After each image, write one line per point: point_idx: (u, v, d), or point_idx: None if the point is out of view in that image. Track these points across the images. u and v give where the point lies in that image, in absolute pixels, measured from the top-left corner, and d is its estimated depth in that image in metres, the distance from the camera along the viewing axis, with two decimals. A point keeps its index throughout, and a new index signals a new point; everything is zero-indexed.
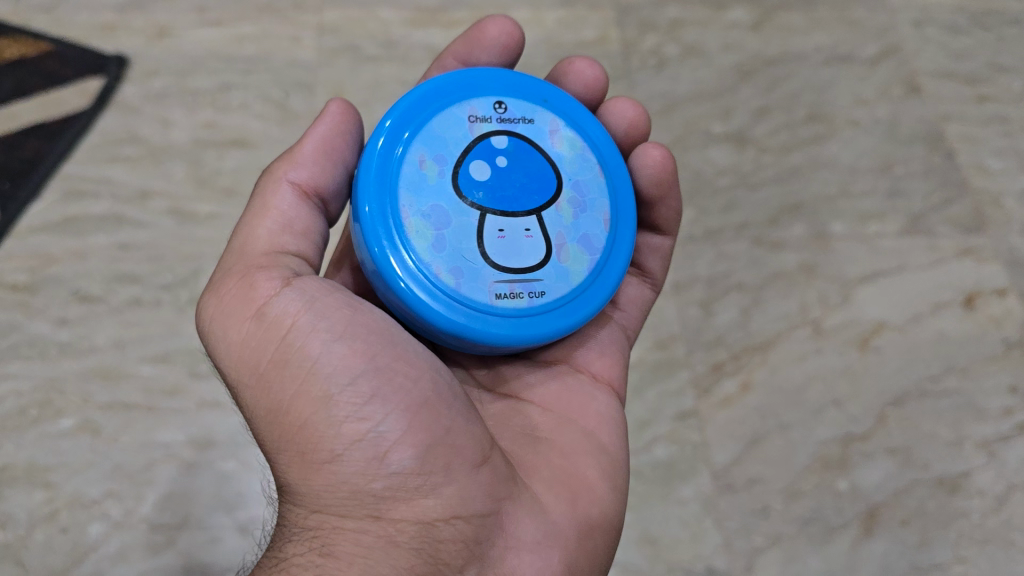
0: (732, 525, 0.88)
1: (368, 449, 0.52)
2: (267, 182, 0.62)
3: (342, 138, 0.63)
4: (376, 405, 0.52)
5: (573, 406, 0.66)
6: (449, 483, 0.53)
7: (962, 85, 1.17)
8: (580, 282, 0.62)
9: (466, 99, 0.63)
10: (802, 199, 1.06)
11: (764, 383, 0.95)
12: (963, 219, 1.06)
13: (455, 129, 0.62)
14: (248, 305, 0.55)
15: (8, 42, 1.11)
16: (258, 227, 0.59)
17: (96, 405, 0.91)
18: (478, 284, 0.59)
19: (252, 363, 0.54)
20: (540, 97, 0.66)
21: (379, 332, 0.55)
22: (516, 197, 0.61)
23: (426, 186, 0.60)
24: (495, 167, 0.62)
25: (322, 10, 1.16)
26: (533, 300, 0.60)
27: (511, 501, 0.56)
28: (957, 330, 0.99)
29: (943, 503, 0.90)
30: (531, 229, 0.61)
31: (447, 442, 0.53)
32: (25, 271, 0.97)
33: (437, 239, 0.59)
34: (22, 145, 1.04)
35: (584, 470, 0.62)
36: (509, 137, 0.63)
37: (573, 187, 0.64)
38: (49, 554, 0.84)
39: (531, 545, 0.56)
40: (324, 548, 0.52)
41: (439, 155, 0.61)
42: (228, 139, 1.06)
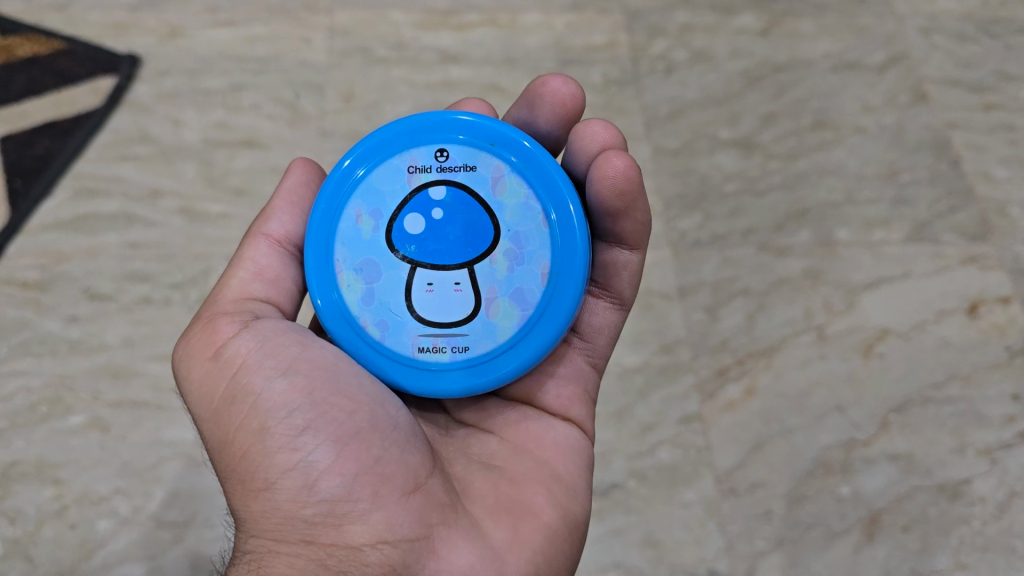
0: (734, 529, 0.89)
1: (299, 477, 0.55)
2: (247, 236, 0.66)
3: (309, 189, 0.67)
4: (309, 436, 0.55)
5: (530, 435, 0.65)
6: (376, 510, 0.55)
7: (968, 93, 1.17)
8: (506, 340, 0.63)
9: (411, 148, 0.64)
10: (808, 205, 1.07)
11: (769, 388, 0.96)
12: (968, 227, 1.07)
13: (392, 181, 0.64)
14: (208, 345, 0.58)
15: (21, 41, 1.12)
16: (231, 279, 0.63)
17: (105, 402, 0.92)
18: (401, 338, 0.63)
19: (205, 399, 0.58)
20: (487, 140, 0.64)
21: (323, 368, 0.58)
22: (446, 250, 0.63)
23: (359, 241, 0.64)
24: (429, 220, 0.63)
25: (333, 11, 1.16)
26: (455, 355, 0.63)
27: (444, 526, 0.56)
28: (961, 338, 1.00)
29: (944, 511, 0.91)
30: (460, 283, 0.63)
31: (377, 471, 0.55)
32: (37, 268, 0.98)
33: (366, 292, 0.63)
34: (34, 143, 1.05)
35: (532, 497, 0.61)
36: (448, 187, 0.64)
37: (511, 239, 0.63)
38: (58, 550, 0.85)
39: (464, 570, 0.56)
40: (259, 570, 0.55)
41: (374, 210, 0.64)
42: (239, 139, 1.07)
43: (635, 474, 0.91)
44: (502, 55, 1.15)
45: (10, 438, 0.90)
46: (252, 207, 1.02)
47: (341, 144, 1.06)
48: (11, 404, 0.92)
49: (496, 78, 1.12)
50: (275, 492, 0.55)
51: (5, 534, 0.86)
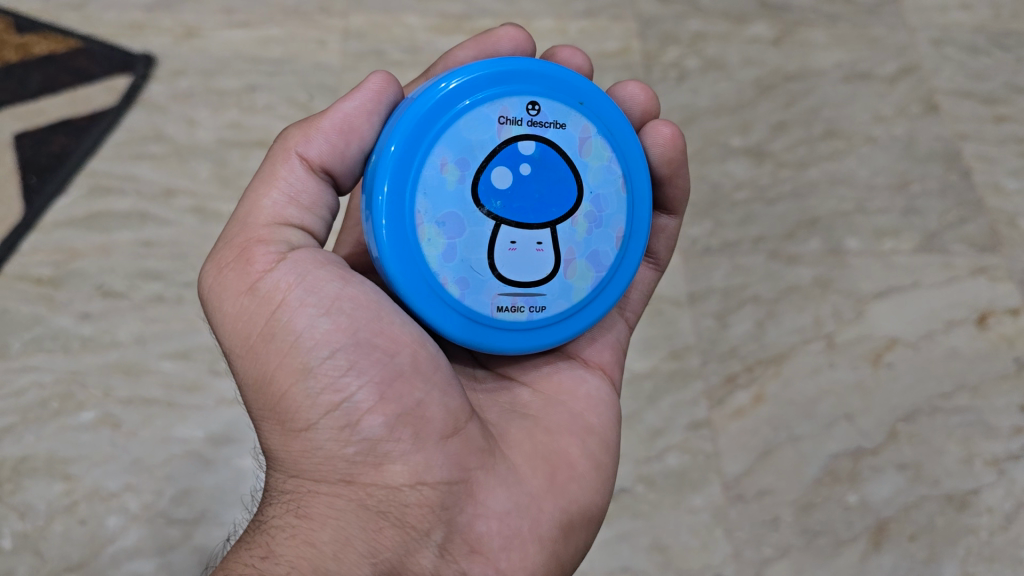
0: (742, 535, 0.89)
1: (341, 418, 0.54)
2: (277, 149, 0.61)
3: (365, 116, 0.61)
4: (352, 376, 0.55)
5: (563, 387, 0.67)
6: (418, 452, 0.55)
7: (979, 105, 1.18)
8: (581, 299, 0.64)
9: (501, 97, 0.60)
10: (819, 214, 1.07)
11: (777, 396, 0.96)
12: (978, 238, 1.07)
13: (482, 131, 0.59)
14: (244, 280, 0.56)
15: (37, 38, 1.12)
16: (264, 201, 0.60)
17: (117, 399, 0.92)
18: (481, 296, 0.61)
19: (240, 331, 0.56)
20: (577, 98, 0.62)
21: (365, 306, 0.56)
22: (536, 208, 0.61)
23: (444, 193, 0.59)
24: (517, 175, 0.60)
25: (348, 14, 1.17)
26: (533, 314, 0.62)
27: (482, 471, 0.58)
28: (970, 348, 1.00)
29: (952, 521, 0.91)
30: (543, 243, 0.61)
31: (418, 414, 0.56)
32: (50, 265, 0.99)
33: (448, 249, 0.59)
34: (50, 140, 1.06)
35: (567, 448, 0.63)
36: (537, 142, 0.61)
37: (592, 201, 0.63)
38: (68, 545, 0.85)
39: (500, 513, 0.58)
40: (299, 508, 0.55)
41: (461, 159, 0.59)
42: (253, 140, 1.08)
43: (644, 479, 0.91)
44: None
45: (21, 433, 0.90)
46: None
47: None
48: (22, 399, 0.92)
49: None
50: (316, 430, 0.55)
51: (15, 528, 0.86)
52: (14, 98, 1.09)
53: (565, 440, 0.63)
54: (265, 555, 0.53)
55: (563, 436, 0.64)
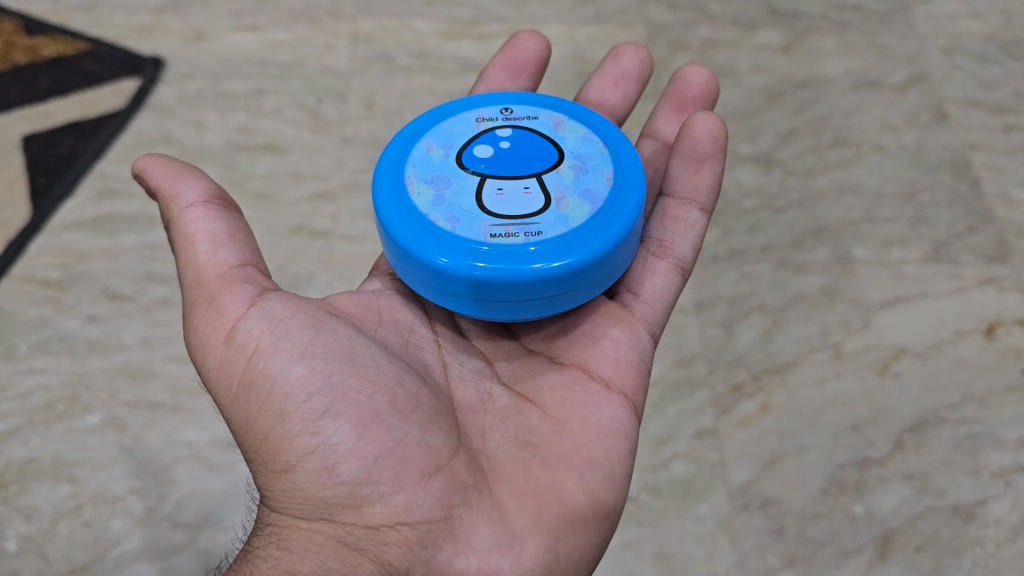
0: (747, 545, 0.89)
1: (318, 460, 0.55)
2: (173, 226, 0.63)
3: (175, 168, 0.64)
4: (328, 420, 0.56)
5: (574, 412, 0.62)
6: (396, 491, 0.55)
7: (989, 114, 1.17)
8: (579, 225, 0.62)
9: (475, 107, 0.71)
10: (826, 223, 1.07)
11: (784, 405, 0.96)
12: (986, 248, 1.06)
13: (462, 126, 0.69)
14: (219, 330, 0.59)
15: (47, 41, 1.13)
16: (196, 256, 0.61)
17: (123, 402, 0.93)
18: (472, 228, 0.62)
19: (226, 380, 0.59)
20: (545, 103, 0.72)
21: (339, 350, 0.58)
22: (518, 162, 0.65)
23: (431, 163, 0.66)
24: (497, 147, 0.67)
25: (357, 18, 1.18)
26: (529, 238, 0.61)
27: (465, 507, 0.56)
28: (978, 359, 1.00)
29: (959, 532, 0.90)
30: (530, 186, 0.64)
31: (395, 454, 0.55)
32: (57, 268, 0.99)
33: (436, 197, 0.63)
34: (58, 142, 1.06)
35: (562, 481, 0.58)
36: (514, 128, 0.69)
37: (575, 159, 0.67)
38: (70, 548, 0.85)
39: (482, 550, 0.55)
40: (280, 542, 0.57)
41: (444, 144, 0.67)
42: (261, 144, 1.08)
43: (648, 488, 0.91)
44: None
45: (27, 435, 0.91)
46: (271, 212, 1.02)
47: (361, 151, 1.07)
48: (28, 402, 0.92)
49: None
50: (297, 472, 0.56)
51: (19, 530, 0.86)
52: (23, 100, 1.09)
53: (562, 473, 0.59)
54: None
55: (562, 466, 0.59)
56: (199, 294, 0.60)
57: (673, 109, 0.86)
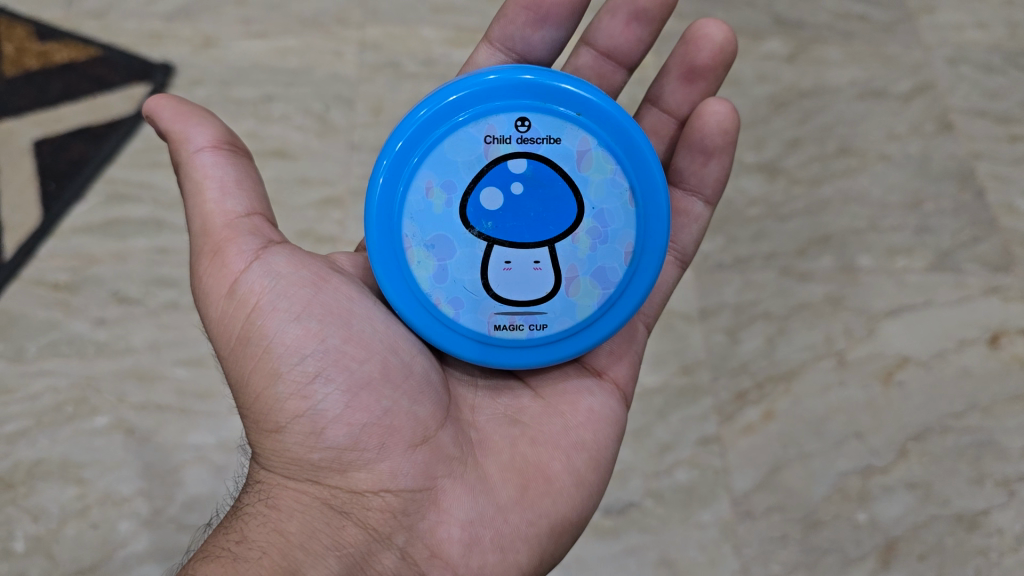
0: (750, 552, 0.90)
1: (308, 424, 0.58)
2: (181, 168, 0.62)
3: (185, 109, 0.62)
4: (320, 384, 0.58)
5: (566, 397, 0.68)
6: (383, 459, 0.59)
7: (994, 125, 1.17)
8: (585, 317, 0.66)
9: (486, 117, 0.64)
10: (831, 232, 1.07)
11: (787, 413, 0.96)
12: (991, 258, 1.07)
13: (468, 152, 0.65)
14: (221, 283, 0.59)
15: (58, 46, 1.13)
16: (204, 203, 0.61)
17: (130, 405, 0.93)
18: (476, 315, 0.66)
19: (222, 333, 0.60)
20: (573, 110, 0.65)
21: (336, 314, 0.60)
22: (528, 228, 0.65)
23: (432, 215, 0.65)
24: (508, 195, 0.65)
25: (365, 26, 1.17)
26: (533, 332, 0.66)
27: (449, 479, 0.61)
28: (982, 368, 1.00)
29: (962, 541, 0.91)
30: (541, 262, 0.65)
31: (383, 423, 0.59)
32: (66, 271, 1.00)
33: (439, 270, 0.65)
34: (69, 147, 1.07)
35: (549, 461, 0.64)
36: (528, 159, 0.65)
37: (595, 217, 0.65)
38: (80, 549, 0.87)
39: (462, 521, 0.60)
40: (267, 500, 0.59)
41: (446, 182, 0.65)
42: (270, 150, 1.09)
43: (652, 494, 0.92)
44: None
45: (35, 437, 0.91)
46: (279, 217, 1.05)
47: (369, 158, 1.09)
48: (37, 403, 0.93)
49: None
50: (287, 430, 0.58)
51: (29, 531, 0.88)
52: (35, 106, 1.10)
53: (547, 452, 0.64)
54: (239, 540, 0.56)
55: (550, 445, 0.65)
56: (204, 243, 0.60)
57: (679, 78, 0.75)
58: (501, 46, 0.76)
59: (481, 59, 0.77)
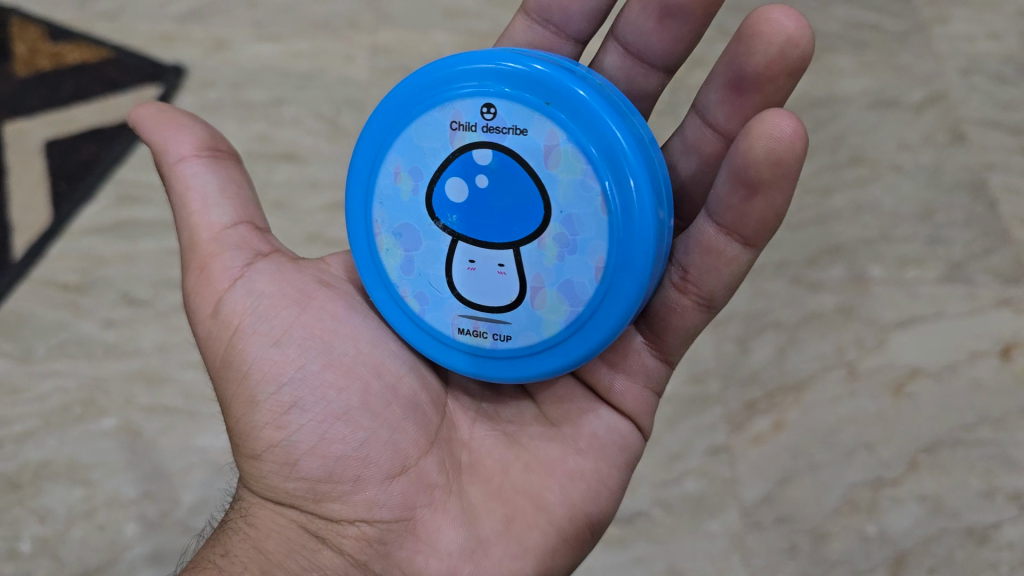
0: (759, 563, 0.90)
1: (283, 453, 0.59)
2: (164, 179, 0.63)
3: (165, 113, 0.63)
4: (295, 415, 0.59)
5: (569, 418, 0.66)
6: (357, 491, 0.59)
7: (1007, 136, 1.16)
8: (552, 335, 0.61)
9: (454, 101, 0.60)
10: (842, 242, 1.07)
11: (797, 423, 0.96)
12: (1003, 270, 1.05)
13: (434, 138, 0.61)
14: (205, 304, 0.61)
15: (71, 47, 1.14)
16: (190, 216, 0.62)
17: (138, 407, 0.93)
18: (440, 315, 0.64)
19: (209, 352, 0.62)
20: (543, 98, 0.57)
21: (315, 339, 0.61)
22: (491, 226, 0.61)
23: (400, 203, 0.63)
24: (472, 187, 0.60)
25: (377, 30, 1.17)
26: (496, 341, 0.63)
27: (429, 508, 0.61)
28: (994, 381, 0.98)
29: (972, 554, 0.90)
30: (504, 265, 0.61)
31: (358, 455, 0.59)
32: (76, 272, 1.00)
33: (406, 261, 0.64)
34: (80, 148, 1.07)
35: (541, 491, 0.63)
36: (494, 151, 0.59)
37: (563, 222, 0.58)
38: (86, 551, 0.87)
39: (441, 553, 0.60)
40: (247, 517, 0.61)
41: (413, 168, 0.62)
42: (280, 153, 1.09)
43: (661, 503, 0.92)
44: None
45: (44, 438, 0.91)
46: (289, 220, 1.05)
47: None
48: (46, 404, 0.93)
49: None
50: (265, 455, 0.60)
51: (34, 532, 0.87)
52: (46, 105, 1.10)
53: (533, 477, 0.63)
54: (221, 552, 0.60)
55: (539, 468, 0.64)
56: (192, 258, 0.62)
57: (730, 86, 0.64)
58: (537, 18, 0.74)
59: (516, 31, 0.75)
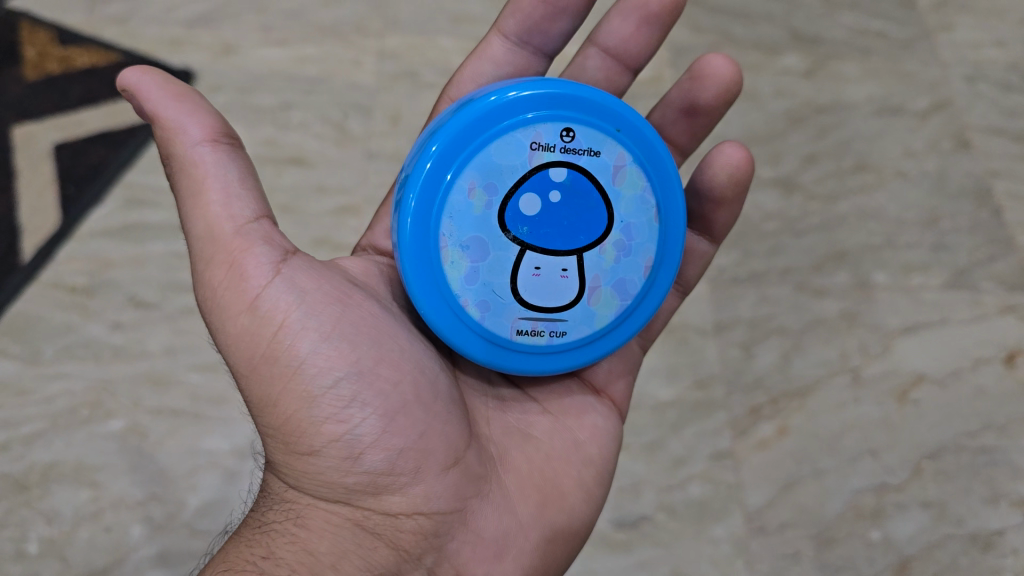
0: (763, 568, 0.90)
1: (344, 449, 0.56)
2: (180, 163, 0.58)
3: (172, 91, 0.58)
4: (355, 409, 0.56)
5: (571, 412, 0.70)
6: (417, 483, 0.58)
7: (1012, 143, 1.16)
8: (603, 327, 0.65)
9: (536, 122, 0.61)
10: (847, 248, 1.07)
11: (801, 429, 0.96)
12: (1008, 277, 1.06)
13: (514, 156, 0.61)
14: (240, 299, 0.56)
15: (80, 51, 1.14)
16: (216, 204, 0.57)
17: (145, 409, 0.94)
18: (500, 320, 0.63)
19: (242, 350, 0.57)
20: (615, 125, 0.62)
21: (364, 331, 0.58)
22: (561, 235, 0.62)
23: (471, 217, 0.61)
24: (546, 202, 0.61)
25: (384, 35, 1.18)
26: (551, 339, 0.64)
27: (477, 498, 0.61)
28: (998, 388, 0.99)
29: (976, 561, 0.91)
30: (568, 270, 0.62)
31: (419, 447, 0.57)
32: (84, 274, 1.00)
33: (470, 272, 0.62)
34: (88, 151, 1.07)
35: (562, 478, 0.66)
36: (569, 170, 0.62)
37: (623, 230, 0.63)
38: (93, 552, 0.87)
39: (488, 540, 0.61)
40: (297, 518, 0.57)
41: (489, 184, 0.61)
42: (288, 157, 1.10)
43: (665, 508, 0.92)
44: None
45: (51, 439, 0.91)
46: (296, 224, 1.05)
47: (386, 166, 1.10)
48: (52, 406, 0.93)
49: None
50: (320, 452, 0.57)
51: (42, 533, 0.88)
52: (56, 109, 1.10)
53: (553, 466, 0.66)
54: (266, 555, 0.55)
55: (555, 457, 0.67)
56: (217, 252, 0.57)
57: (681, 111, 0.75)
58: (516, 40, 0.76)
59: (495, 51, 0.76)
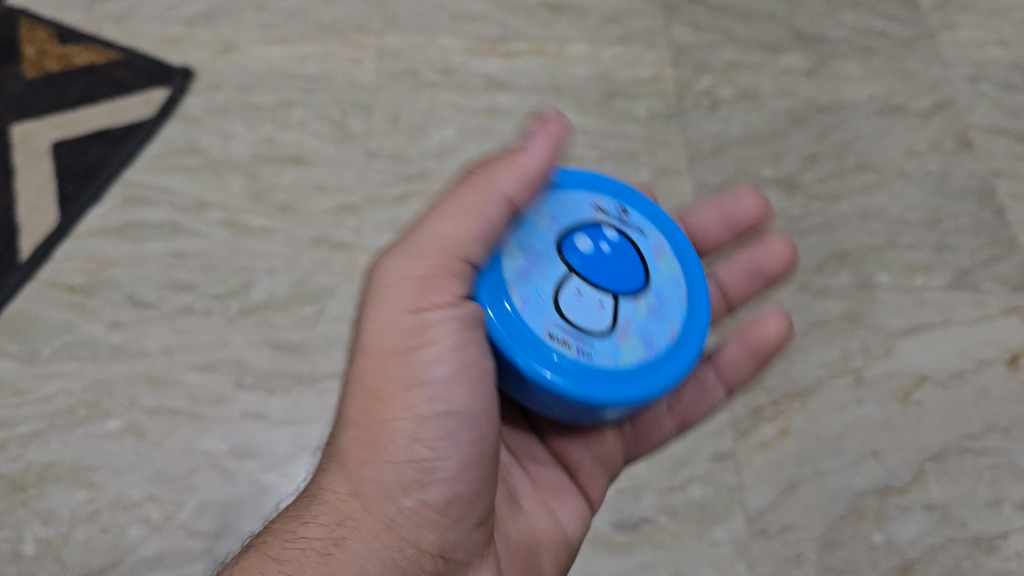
0: (764, 571, 0.89)
1: (419, 473, 0.56)
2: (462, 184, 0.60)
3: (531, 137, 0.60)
4: (448, 443, 0.57)
5: (556, 492, 0.73)
6: (453, 531, 0.58)
7: (1014, 143, 1.16)
8: (626, 366, 0.59)
9: (597, 194, 0.65)
10: (848, 249, 1.06)
11: (803, 430, 0.95)
12: (1010, 278, 1.05)
13: (579, 207, 0.63)
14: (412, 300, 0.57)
15: (79, 49, 1.14)
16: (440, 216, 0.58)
17: (142, 409, 0.93)
18: (537, 319, 0.58)
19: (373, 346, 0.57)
20: (657, 224, 0.66)
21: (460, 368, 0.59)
22: (607, 271, 0.61)
23: (535, 232, 0.61)
24: (597, 248, 0.61)
25: (384, 33, 1.18)
26: (579, 357, 0.58)
27: (480, 563, 0.62)
28: (1001, 389, 0.99)
29: (979, 564, 0.90)
30: (606, 304, 0.59)
31: (470, 497, 0.58)
32: (82, 273, 1.00)
33: (522, 270, 0.60)
34: (86, 150, 1.07)
35: (542, 557, 0.70)
36: (622, 237, 0.63)
37: (656, 297, 0.62)
38: (90, 553, 0.86)
39: None
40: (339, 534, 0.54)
41: (556, 219, 0.62)
42: (287, 156, 1.09)
43: (665, 510, 0.91)
44: (548, 85, 1.18)
45: (47, 439, 0.91)
46: (295, 224, 1.04)
47: (385, 165, 1.09)
48: (49, 406, 0.92)
49: (542, 107, 1.15)
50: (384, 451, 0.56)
51: (38, 535, 0.87)
52: (53, 107, 1.10)
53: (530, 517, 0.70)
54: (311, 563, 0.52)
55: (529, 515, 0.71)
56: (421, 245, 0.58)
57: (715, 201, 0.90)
58: None
59: None
